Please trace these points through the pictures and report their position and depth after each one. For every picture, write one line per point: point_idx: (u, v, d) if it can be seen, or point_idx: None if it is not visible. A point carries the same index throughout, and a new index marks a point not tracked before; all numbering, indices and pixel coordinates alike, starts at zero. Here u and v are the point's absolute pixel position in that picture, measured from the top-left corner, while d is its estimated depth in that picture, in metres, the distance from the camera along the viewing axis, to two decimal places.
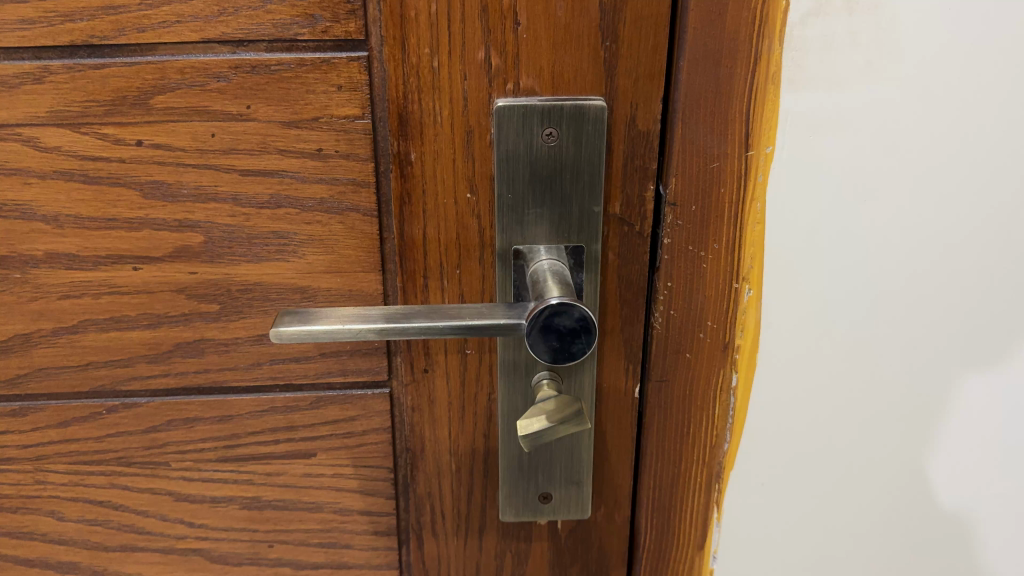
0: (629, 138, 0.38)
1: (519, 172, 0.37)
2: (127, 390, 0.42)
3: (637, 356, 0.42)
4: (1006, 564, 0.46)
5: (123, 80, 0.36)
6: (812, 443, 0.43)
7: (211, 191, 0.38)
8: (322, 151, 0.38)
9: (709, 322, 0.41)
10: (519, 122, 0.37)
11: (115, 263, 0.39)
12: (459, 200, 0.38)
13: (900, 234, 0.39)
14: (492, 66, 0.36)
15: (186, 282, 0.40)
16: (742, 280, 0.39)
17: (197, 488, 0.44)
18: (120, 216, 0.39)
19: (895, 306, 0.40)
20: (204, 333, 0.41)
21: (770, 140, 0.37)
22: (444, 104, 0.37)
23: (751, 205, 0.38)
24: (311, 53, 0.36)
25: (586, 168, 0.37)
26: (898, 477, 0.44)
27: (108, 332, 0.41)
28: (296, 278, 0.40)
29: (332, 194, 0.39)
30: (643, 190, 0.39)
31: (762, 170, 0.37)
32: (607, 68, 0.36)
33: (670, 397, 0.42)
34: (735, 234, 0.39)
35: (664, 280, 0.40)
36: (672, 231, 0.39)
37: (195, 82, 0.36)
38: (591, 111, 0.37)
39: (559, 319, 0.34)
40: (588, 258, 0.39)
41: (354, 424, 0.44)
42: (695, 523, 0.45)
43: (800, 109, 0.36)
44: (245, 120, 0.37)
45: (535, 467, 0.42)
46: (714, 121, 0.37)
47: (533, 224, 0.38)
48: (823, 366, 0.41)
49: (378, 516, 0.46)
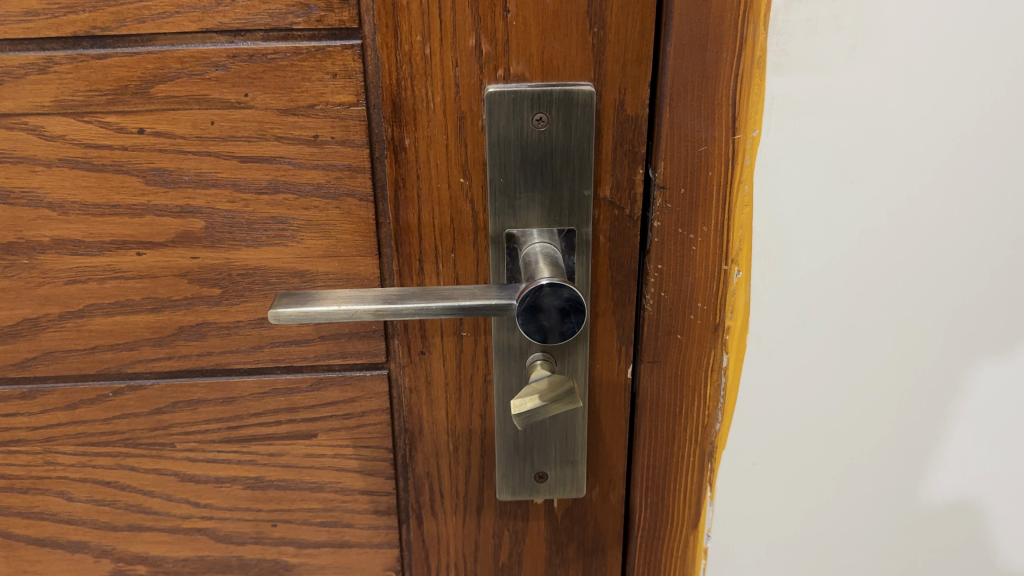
0: (617, 123, 0.39)
1: (510, 156, 0.38)
2: (133, 373, 0.43)
3: (630, 338, 0.43)
4: (991, 532, 0.47)
5: (125, 70, 0.37)
6: (805, 425, 0.44)
7: (212, 177, 0.39)
8: (319, 138, 0.39)
9: (700, 303, 0.41)
10: (510, 107, 0.38)
11: (120, 248, 0.41)
12: (452, 184, 0.39)
13: (886, 215, 0.39)
14: (483, 52, 0.37)
15: (188, 267, 0.41)
16: (730, 261, 0.40)
17: (202, 469, 0.46)
18: (123, 202, 0.40)
19: (882, 286, 0.41)
20: (206, 316, 0.42)
21: (757, 124, 0.37)
22: (437, 90, 0.38)
23: (739, 187, 0.39)
24: (307, 42, 0.37)
25: (577, 153, 0.38)
26: (886, 453, 0.45)
27: (113, 316, 0.42)
28: (295, 262, 0.41)
29: (328, 180, 0.39)
30: (632, 173, 0.40)
31: (749, 153, 0.38)
32: (596, 53, 0.37)
33: (663, 377, 0.43)
34: (723, 216, 0.39)
35: (654, 263, 0.41)
36: (662, 215, 0.40)
37: (195, 71, 0.37)
38: (580, 96, 0.37)
39: (547, 299, 0.35)
40: (579, 241, 0.40)
41: (353, 405, 0.44)
42: (689, 500, 0.46)
43: (786, 93, 0.37)
44: (243, 108, 0.38)
45: (530, 447, 0.43)
46: (701, 105, 0.37)
47: (525, 208, 0.39)
48: (814, 349, 0.42)
49: (378, 496, 0.47)
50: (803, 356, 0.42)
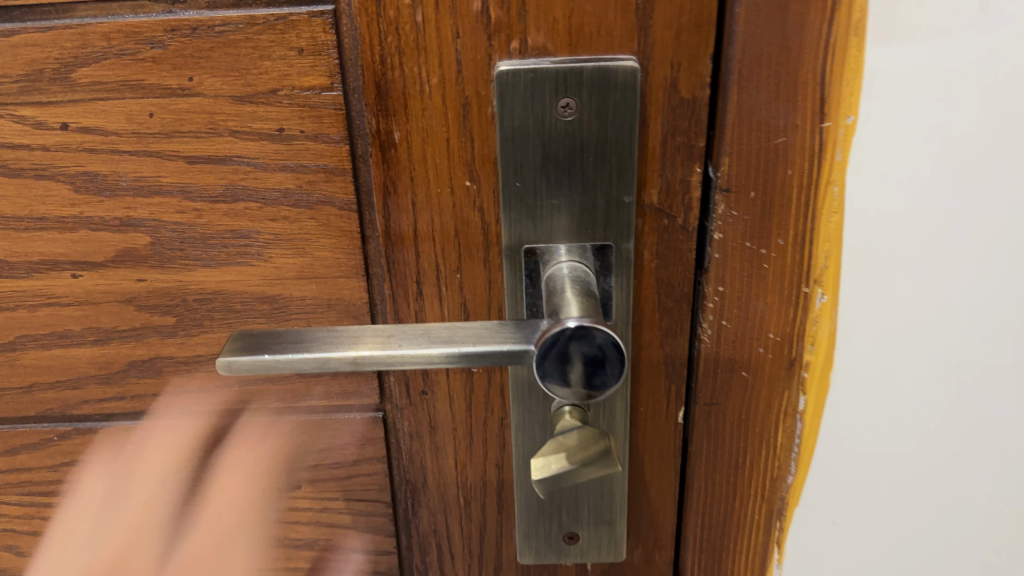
0: (668, 109, 0.30)
1: (528, 155, 0.30)
2: (80, 415, 0.36)
3: (681, 376, 0.35)
4: None
5: (39, 49, 0.29)
6: (901, 484, 0.35)
7: (155, 183, 0.31)
8: (284, 132, 0.30)
9: (771, 334, 0.33)
10: (527, 92, 0.29)
11: (51, 269, 0.33)
12: (456, 189, 0.31)
13: (1017, 224, 0.30)
14: (491, 19, 0.28)
15: (134, 291, 0.33)
16: (813, 283, 0.31)
17: (168, 523, 0.38)
18: (51, 214, 0.32)
19: (1007, 313, 0.32)
20: (160, 349, 0.34)
21: (852, 108, 0.28)
22: (433, 69, 0.29)
23: (828, 189, 0.30)
24: (263, 9, 0.29)
25: (614, 149, 0.30)
26: (1005, 520, 0.35)
27: (51, 349, 0.35)
28: (263, 286, 0.33)
29: (299, 184, 0.31)
30: (688, 173, 0.31)
31: (841, 146, 0.29)
32: (641, 18, 0.28)
33: (722, 423, 0.35)
34: (807, 226, 0.31)
35: (715, 283, 0.33)
36: (725, 225, 0.32)
37: (125, 50, 0.29)
38: (618, 75, 0.29)
39: (577, 346, 0.27)
40: (618, 260, 0.32)
41: (342, 453, 0.37)
42: (751, 566, 0.37)
43: (890, 67, 0.28)
44: (189, 95, 0.30)
45: (558, 505, 0.35)
46: (778, 84, 0.29)
47: (548, 218, 0.31)
48: (917, 390, 0.33)
49: (377, 556, 0.39)
50: (902, 400, 0.33)
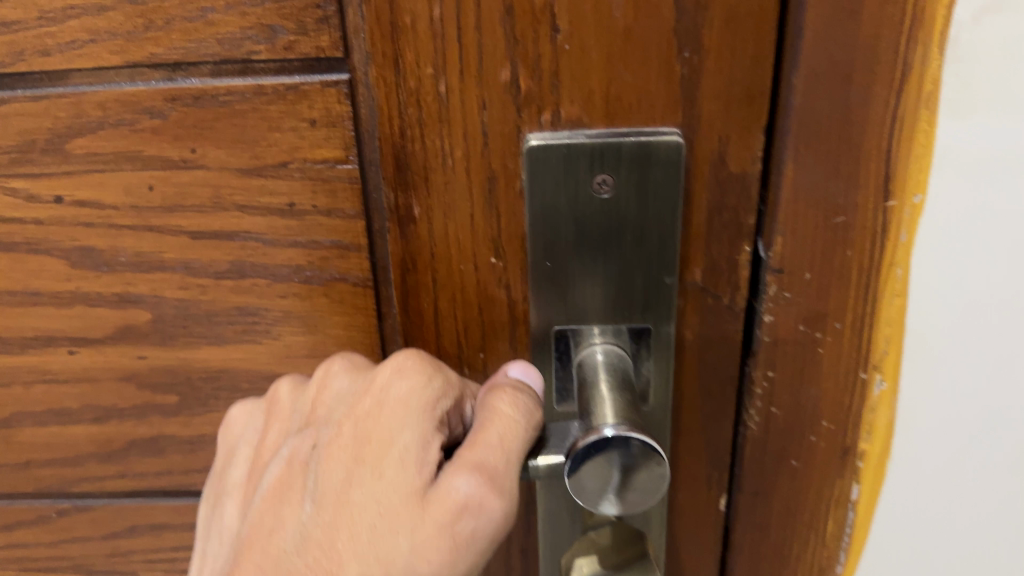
0: (715, 183, 0.27)
1: (561, 231, 0.27)
2: (78, 492, 0.35)
3: (725, 462, 0.32)
4: None
5: (32, 119, 0.28)
6: None
7: (156, 258, 0.30)
8: (295, 206, 0.29)
9: (824, 422, 0.30)
10: (560, 166, 0.27)
11: (46, 346, 0.32)
12: (481, 266, 0.28)
13: None
14: (522, 89, 0.25)
15: (135, 368, 0.32)
16: (871, 368, 0.29)
17: None
18: (44, 289, 0.31)
19: None
20: (163, 429, 0.33)
21: (920, 187, 0.26)
22: (458, 141, 0.26)
23: (890, 270, 0.27)
24: (272, 77, 0.27)
25: (654, 228, 0.27)
26: None
27: (48, 427, 0.34)
28: (272, 363, 0.32)
29: (310, 261, 0.29)
30: (735, 251, 0.28)
31: (907, 227, 0.26)
32: (688, 88, 0.25)
33: (768, 512, 0.32)
34: (864, 310, 0.28)
35: (764, 367, 0.30)
36: (776, 307, 0.29)
37: (123, 120, 0.28)
38: (661, 149, 0.26)
39: (609, 454, 0.24)
40: (657, 342, 0.29)
41: None
42: None
43: (965, 145, 0.25)
44: (191, 168, 0.28)
45: None
46: (838, 160, 0.26)
47: (581, 298, 0.28)
48: (988, 489, 0.30)
49: None
50: (971, 495, 0.30)
